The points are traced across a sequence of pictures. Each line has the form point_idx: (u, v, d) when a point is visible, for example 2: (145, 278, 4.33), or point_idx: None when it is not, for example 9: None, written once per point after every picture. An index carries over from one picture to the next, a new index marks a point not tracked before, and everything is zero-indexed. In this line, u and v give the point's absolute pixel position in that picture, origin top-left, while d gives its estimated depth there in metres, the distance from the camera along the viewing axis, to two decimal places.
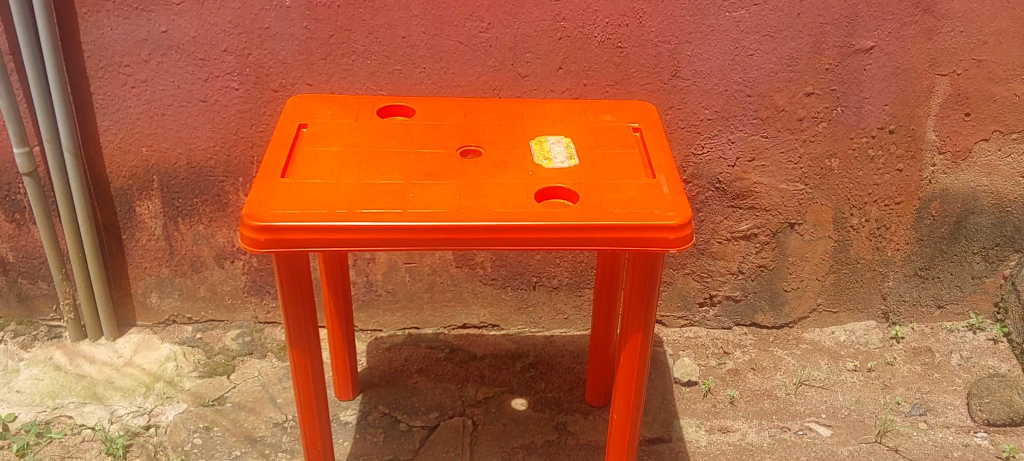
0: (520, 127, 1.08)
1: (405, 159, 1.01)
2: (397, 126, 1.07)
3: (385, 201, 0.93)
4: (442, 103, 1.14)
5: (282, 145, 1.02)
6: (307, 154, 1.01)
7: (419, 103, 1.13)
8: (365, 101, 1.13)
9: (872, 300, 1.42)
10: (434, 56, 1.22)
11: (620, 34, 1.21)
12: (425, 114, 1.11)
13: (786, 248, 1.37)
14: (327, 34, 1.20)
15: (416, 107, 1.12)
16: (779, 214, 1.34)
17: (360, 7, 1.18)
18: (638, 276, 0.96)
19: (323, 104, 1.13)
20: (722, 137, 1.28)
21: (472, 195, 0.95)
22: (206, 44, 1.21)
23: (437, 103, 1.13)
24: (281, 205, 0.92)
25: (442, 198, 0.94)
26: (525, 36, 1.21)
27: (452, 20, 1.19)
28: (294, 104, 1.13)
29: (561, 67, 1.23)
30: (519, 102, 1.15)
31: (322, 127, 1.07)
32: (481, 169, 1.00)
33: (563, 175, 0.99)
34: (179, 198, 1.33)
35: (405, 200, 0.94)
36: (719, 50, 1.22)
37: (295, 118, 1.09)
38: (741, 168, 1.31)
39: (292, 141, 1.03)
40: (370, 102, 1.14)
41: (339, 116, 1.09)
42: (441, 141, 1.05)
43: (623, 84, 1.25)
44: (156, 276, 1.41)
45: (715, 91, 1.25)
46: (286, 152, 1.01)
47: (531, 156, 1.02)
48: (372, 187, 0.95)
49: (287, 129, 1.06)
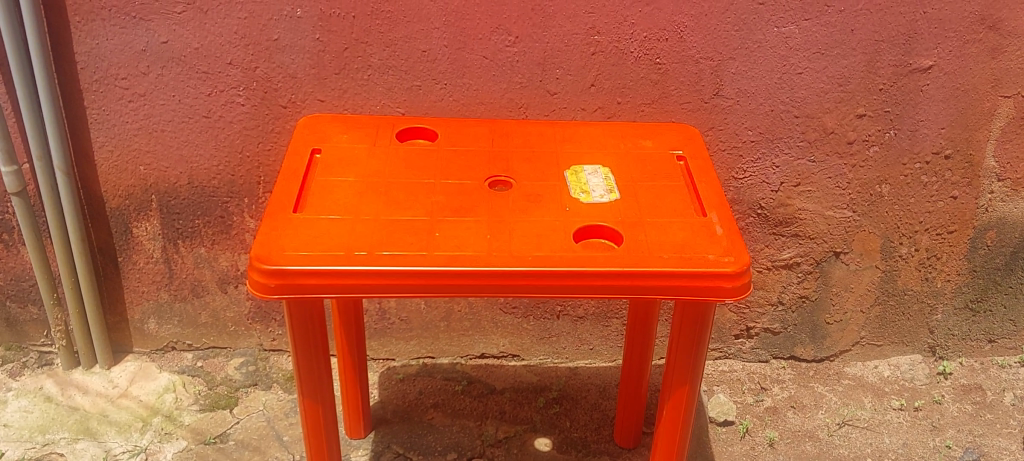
0: (554, 155, 0.99)
1: (429, 191, 0.92)
2: (419, 153, 0.98)
3: (407, 243, 0.84)
4: (467, 125, 1.04)
5: (294, 175, 0.93)
6: (321, 185, 0.92)
7: (442, 125, 1.04)
8: (383, 122, 1.04)
9: (919, 333, 1.34)
10: (456, 71, 1.13)
11: (659, 50, 1.11)
12: (449, 138, 1.01)
13: (829, 278, 1.28)
14: (341, 46, 1.11)
15: (439, 129, 1.03)
16: (824, 242, 1.25)
17: (376, 19, 1.09)
18: (687, 327, 0.87)
19: (337, 125, 1.03)
20: (766, 161, 1.19)
21: (504, 233, 0.85)
22: (209, 57, 1.11)
23: (462, 126, 1.04)
24: (294, 245, 0.82)
25: (472, 237, 0.85)
26: (555, 51, 1.11)
27: (477, 33, 1.10)
28: (306, 124, 1.03)
29: (593, 84, 1.14)
30: (550, 125, 1.05)
31: (337, 153, 0.97)
32: (512, 203, 0.90)
33: (604, 211, 0.89)
34: (179, 219, 1.24)
35: (431, 240, 0.84)
36: (765, 68, 1.12)
37: (308, 141, 1.00)
38: (785, 194, 1.21)
39: (304, 170, 0.94)
40: (388, 123, 1.04)
41: (355, 140, 1.00)
42: (468, 171, 0.95)
43: (660, 103, 1.15)
44: (154, 300, 1.31)
45: (760, 112, 1.15)
46: (298, 182, 0.92)
47: (568, 188, 0.93)
48: (393, 225, 0.86)
49: (298, 156, 0.96)
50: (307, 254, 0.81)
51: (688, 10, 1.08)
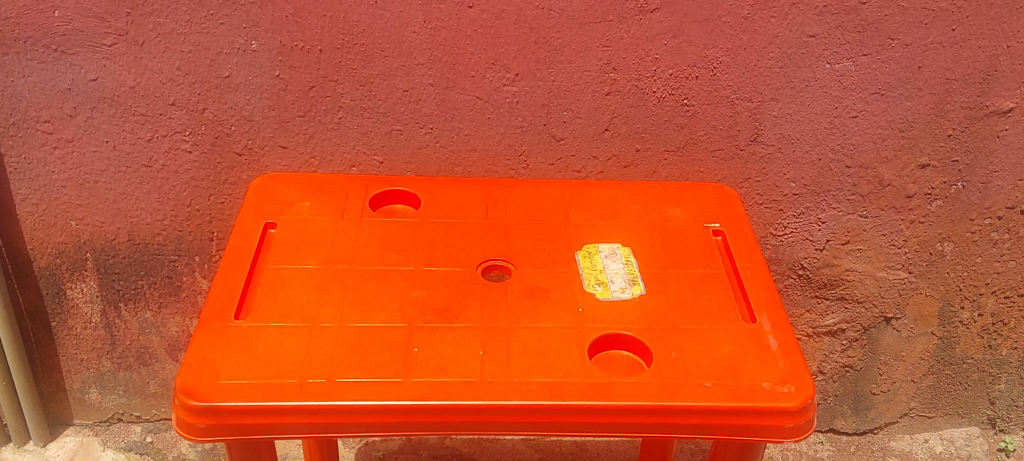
0: (562, 229, 0.81)
1: (407, 283, 0.74)
2: (397, 228, 0.80)
3: (377, 363, 0.66)
4: (456, 188, 0.86)
5: (239, 266, 0.75)
6: (272, 278, 0.74)
7: (426, 187, 0.86)
8: (354, 185, 0.86)
9: (977, 404, 1.16)
10: (444, 114, 0.94)
11: (687, 89, 0.93)
12: (433, 207, 0.83)
13: (877, 346, 1.11)
14: (305, 85, 0.92)
15: (421, 194, 0.85)
16: (873, 306, 1.08)
17: (348, 52, 0.90)
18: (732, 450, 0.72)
19: (298, 189, 0.85)
20: (810, 216, 1.01)
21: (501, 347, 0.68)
22: (148, 96, 0.93)
23: (451, 189, 0.86)
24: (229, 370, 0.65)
25: (459, 354, 0.67)
26: (563, 90, 0.93)
27: (469, 69, 0.91)
28: (260, 187, 0.85)
29: (607, 129, 0.95)
30: (558, 185, 0.87)
31: (295, 231, 0.79)
32: (511, 300, 0.72)
33: (627, 312, 0.71)
34: (120, 280, 1.06)
35: (408, 359, 0.66)
36: (813, 110, 0.94)
37: (261, 213, 0.82)
38: (831, 253, 1.03)
39: (252, 257, 0.76)
40: (360, 185, 0.86)
41: (318, 211, 0.82)
42: (455, 254, 0.77)
43: (687, 150, 0.97)
44: (95, 369, 1.13)
45: (805, 161, 0.97)
46: (243, 276, 0.74)
47: (581, 278, 0.75)
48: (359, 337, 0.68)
49: (246, 236, 0.78)
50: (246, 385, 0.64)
51: (724, 44, 0.90)
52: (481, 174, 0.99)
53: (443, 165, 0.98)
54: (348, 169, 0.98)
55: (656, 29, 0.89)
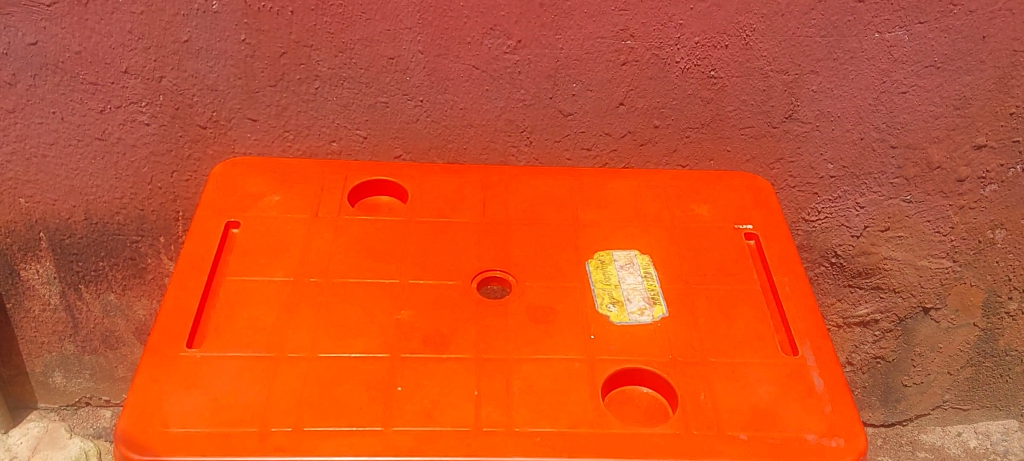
0: (571, 231, 0.70)
1: (392, 301, 0.64)
2: (381, 230, 0.70)
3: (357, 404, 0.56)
4: (448, 178, 0.75)
5: (193, 279, 0.65)
6: (232, 295, 0.64)
7: (414, 176, 0.75)
8: (330, 173, 0.75)
9: (1017, 398, 1.08)
10: (436, 84, 0.83)
11: (714, 59, 0.81)
12: (422, 202, 0.72)
13: (912, 337, 1.01)
14: (276, 50, 0.80)
15: (408, 185, 0.74)
16: (911, 296, 0.97)
17: (324, 15, 0.78)
18: None
19: (265, 178, 0.74)
20: (848, 200, 0.90)
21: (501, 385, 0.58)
22: (98, 62, 0.80)
23: (442, 179, 0.75)
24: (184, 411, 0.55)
25: (453, 391, 0.57)
26: (573, 60, 0.81)
27: (464, 35, 0.79)
28: (221, 175, 0.74)
29: (622, 103, 0.84)
30: (566, 175, 0.76)
31: (260, 233, 0.69)
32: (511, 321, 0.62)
33: (647, 341, 0.61)
34: (79, 261, 0.96)
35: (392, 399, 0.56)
36: (857, 85, 0.82)
37: (222, 209, 0.71)
38: (868, 240, 0.93)
39: (209, 267, 0.66)
40: (338, 173, 0.75)
41: (288, 207, 0.71)
42: (447, 264, 0.67)
43: (713, 127, 0.85)
44: (59, 352, 1.04)
45: (845, 140, 0.86)
46: (199, 291, 0.64)
47: (592, 294, 0.64)
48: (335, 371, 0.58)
49: (203, 239, 0.68)
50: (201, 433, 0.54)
51: (759, 9, 0.78)
52: (478, 151, 0.87)
53: (435, 141, 0.87)
54: (327, 145, 0.87)
55: None
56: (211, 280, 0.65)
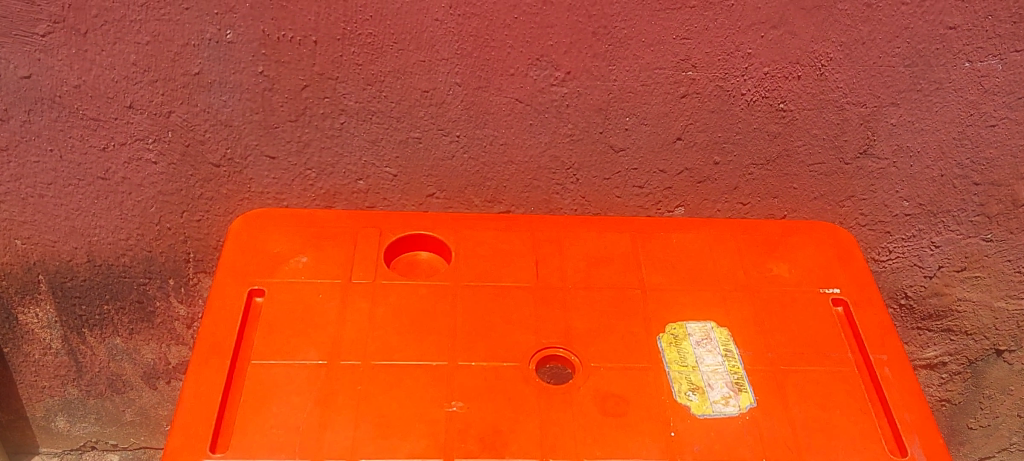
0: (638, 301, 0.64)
1: (447, 387, 0.57)
2: (428, 297, 0.63)
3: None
4: (496, 234, 0.68)
5: (216, 368, 0.57)
6: (264, 386, 0.56)
7: (457, 231, 0.68)
8: (365, 228, 0.68)
9: None
10: (475, 119, 0.75)
11: (784, 91, 0.73)
12: (469, 263, 0.65)
13: (982, 379, 0.94)
14: (297, 83, 0.72)
15: (453, 242, 0.67)
16: (984, 338, 0.90)
17: (351, 45, 0.69)
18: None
19: (292, 236, 0.66)
20: (922, 240, 0.83)
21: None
22: (99, 97, 0.72)
23: (490, 235, 0.68)
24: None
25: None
26: (627, 92, 0.73)
27: (507, 66, 0.71)
28: (241, 233, 0.66)
29: (680, 138, 0.76)
30: (626, 229, 0.69)
31: (291, 304, 0.62)
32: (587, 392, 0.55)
33: (738, 440, 0.55)
34: (82, 304, 0.88)
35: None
36: (941, 118, 0.74)
37: (245, 275, 0.63)
38: (942, 280, 0.86)
39: (234, 350, 0.59)
40: (372, 227, 0.68)
41: (321, 271, 0.64)
42: (504, 340, 0.60)
43: (779, 163, 0.78)
44: (61, 396, 0.97)
45: (924, 177, 0.78)
46: (223, 382, 0.57)
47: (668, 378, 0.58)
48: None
49: (225, 314, 0.61)
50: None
51: (838, 36, 0.69)
52: (518, 189, 0.80)
53: (471, 179, 0.79)
54: (353, 183, 0.79)
55: (752, 19, 0.68)
56: (235, 365, 0.58)
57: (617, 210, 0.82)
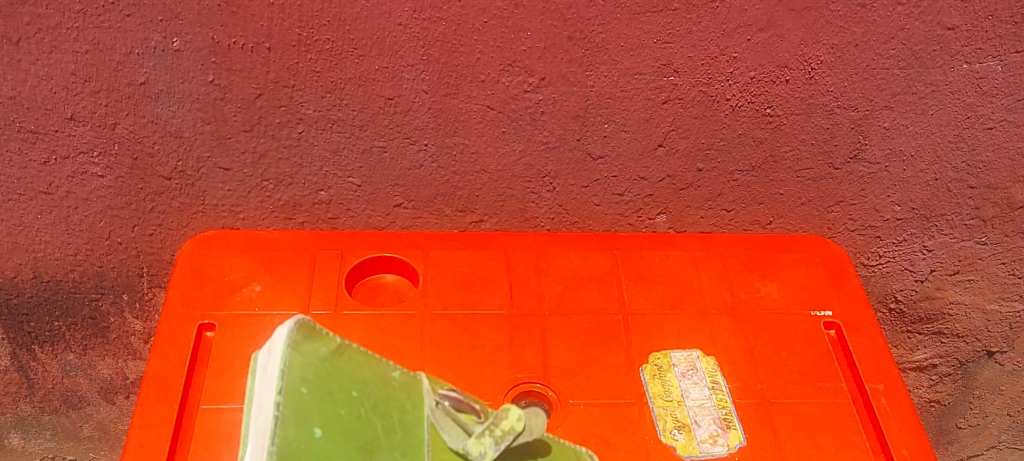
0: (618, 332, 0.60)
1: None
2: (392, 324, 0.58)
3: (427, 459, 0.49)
4: (465, 251, 0.64)
5: (162, 416, 0.53)
6: (215, 435, 0.52)
7: (423, 248, 0.63)
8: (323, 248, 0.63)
9: None
10: (443, 127, 0.70)
11: (772, 95, 0.68)
12: (437, 285, 0.61)
13: (972, 380, 0.91)
14: (250, 92, 0.67)
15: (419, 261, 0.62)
16: (975, 341, 0.87)
17: (307, 51, 0.64)
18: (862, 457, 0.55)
19: (245, 260, 0.62)
20: (912, 244, 0.79)
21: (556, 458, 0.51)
22: (36, 109, 0.66)
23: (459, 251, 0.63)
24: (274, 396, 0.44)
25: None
26: (606, 98, 0.68)
27: (477, 72, 0.66)
28: (189, 258, 0.61)
29: (661, 145, 0.72)
30: (604, 243, 0.65)
31: (244, 338, 0.57)
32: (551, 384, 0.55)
33: None
34: (31, 322, 0.83)
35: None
36: (937, 121, 0.70)
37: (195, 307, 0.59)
38: (934, 284, 0.83)
39: (182, 394, 0.54)
40: (331, 246, 0.63)
41: (277, 298, 0.59)
42: (474, 373, 0.56)
43: (764, 169, 0.74)
44: (13, 413, 0.92)
45: (917, 181, 0.74)
46: (170, 432, 0.52)
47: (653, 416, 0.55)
48: (393, 392, 0.50)
49: (169, 352, 0.56)
50: (309, 448, 0.44)
51: (829, 39, 0.64)
52: (491, 198, 0.76)
53: (441, 188, 0.75)
54: (314, 194, 0.74)
55: (738, 21, 0.63)
56: (184, 411, 0.54)
57: (595, 218, 0.78)
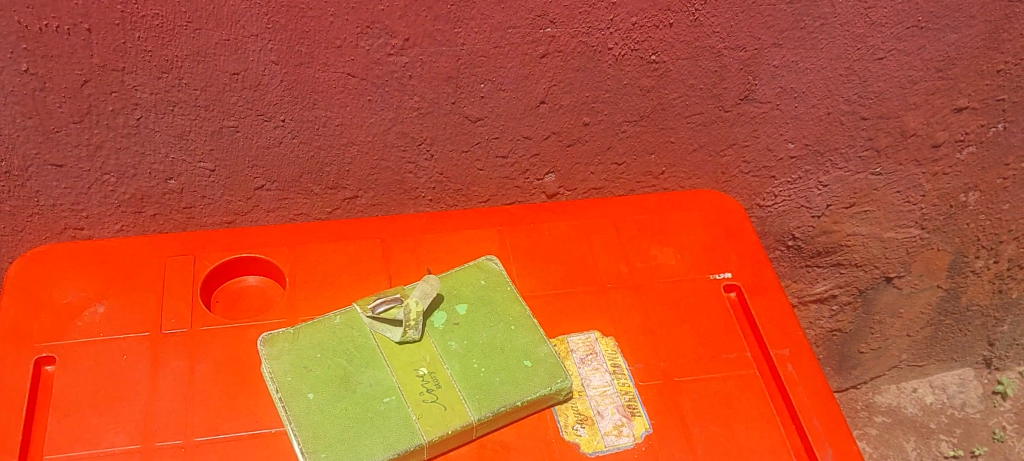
0: None
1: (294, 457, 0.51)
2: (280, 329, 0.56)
3: (381, 352, 0.53)
4: (353, 245, 0.62)
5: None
6: None
7: (308, 250, 0.62)
8: (196, 261, 0.61)
9: (974, 348, 1.01)
10: (302, 100, 0.62)
11: (656, 41, 0.63)
12: (326, 286, 0.60)
13: (872, 306, 0.92)
14: (72, 79, 0.58)
15: (307, 264, 0.61)
16: (873, 268, 0.87)
17: (135, 29, 0.56)
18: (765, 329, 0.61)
19: (107, 281, 0.59)
20: (808, 181, 0.77)
21: (476, 337, 0.55)
22: None
23: (346, 250, 0.62)
24: (276, 401, 0.51)
25: (429, 336, 0.54)
26: (479, 56, 0.62)
27: (332, 37, 0.59)
28: (48, 281, 0.59)
29: (543, 101, 0.67)
30: (499, 227, 0.65)
31: (113, 369, 0.55)
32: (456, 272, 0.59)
33: None
34: None
35: (392, 354, 0.53)
36: (827, 55, 0.66)
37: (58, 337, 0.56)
38: (831, 218, 0.81)
39: (47, 436, 0.51)
40: (209, 258, 0.61)
41: (145, 318, 0.57)
42: None
43: (654, 118, 0.70)
44: None
45: (810, 118, 0.71)
46: None
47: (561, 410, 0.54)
48: (344, 332, 0.54)
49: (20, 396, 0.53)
50: (312, 411, 0.50)
51: None
52: (364, 172, 0.69)
53: (306, 166, 0.68)
54: (163, 184, 0.67)
55: None
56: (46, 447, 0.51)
57: (479, 183, 0.73)
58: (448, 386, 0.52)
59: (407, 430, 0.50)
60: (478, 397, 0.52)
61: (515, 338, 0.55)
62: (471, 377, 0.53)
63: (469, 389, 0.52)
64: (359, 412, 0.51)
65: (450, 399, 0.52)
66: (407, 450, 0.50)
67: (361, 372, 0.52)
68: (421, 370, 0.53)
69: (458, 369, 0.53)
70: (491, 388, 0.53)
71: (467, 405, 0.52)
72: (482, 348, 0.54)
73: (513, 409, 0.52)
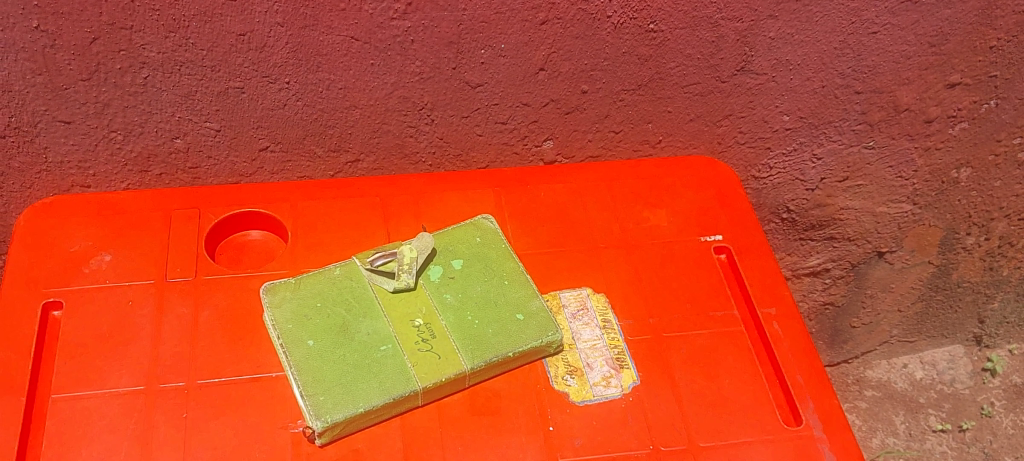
0: None
1: (293, 400, 0.53)
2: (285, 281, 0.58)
3: (378, 303, 0.55)
4: (354, 203, 0.64)
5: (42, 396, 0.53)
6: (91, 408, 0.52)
7: (311, 206, 0.63)
8: (202, 214, 0.62)
9: (964, 324, 1.02)
10: (306, 62, 0.64)
11: (654, 10, 0.65)
12: (327, 240, 0.62)
13: (864, 280, 0.94)
14: (81, 36, 0.59)
15: (309, 218, 0.63)
16: (866, 242, 0.89)
17: None
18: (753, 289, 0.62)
19: (114, 230, 0.61)
20: (802, 153, 0.79)
21: (471, 290, 0.56)
22: None
23: (347, 206, 0.64)
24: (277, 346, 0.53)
25: (423, 286, 0.56)
26: (480, 22, 0.63)
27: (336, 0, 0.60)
28: (57, 229, 0.60)
29: (543, 68, 0.68)
30: (498, 189, 0.66)
31: (120, 312, 0.56)
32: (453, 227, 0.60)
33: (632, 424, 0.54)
34: None
35: (389, 305, 0.55)
36: (823, 28, 0.67)
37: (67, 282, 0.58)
38: (824, 191, 0.83)
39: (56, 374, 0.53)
40: (213, 211, 0.63)
41: (150, 266, 0.59)
42: None
43: (651, 87, 0.71)
44: None
45: (805, 90, 0.73)
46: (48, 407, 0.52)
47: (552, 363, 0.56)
48: (342, 284, 0.56)
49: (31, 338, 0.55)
50: (312, 356, 0.52)
51: None
52: (365, 135, 0.71)
53: (310, 127, 0.69)
54: (169, 142, 0.68)
55: None
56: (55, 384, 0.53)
57: (478, 149, 0.74)
58: (443, 336, 0.54)
59: (402, 377, 0.52)
60: (472, 347, 0.54)
61: (509, 291, 0.57)
62: (466, 328, 0.54)
63: (463, 339, 0.54)
64: (357, 359, 0.52)
65: (444, 349, 0.53)
66: (402, 396, 0.51)
67: (359, 322, 0.54)
68: (417, 321, 0.54)
69: (453, 320, 0.55)
70: (484, 339, 0.54)
71: (460, 354, 0.53)
72: (477, 301, 0.56)
73: (504, 360, 0.54)
